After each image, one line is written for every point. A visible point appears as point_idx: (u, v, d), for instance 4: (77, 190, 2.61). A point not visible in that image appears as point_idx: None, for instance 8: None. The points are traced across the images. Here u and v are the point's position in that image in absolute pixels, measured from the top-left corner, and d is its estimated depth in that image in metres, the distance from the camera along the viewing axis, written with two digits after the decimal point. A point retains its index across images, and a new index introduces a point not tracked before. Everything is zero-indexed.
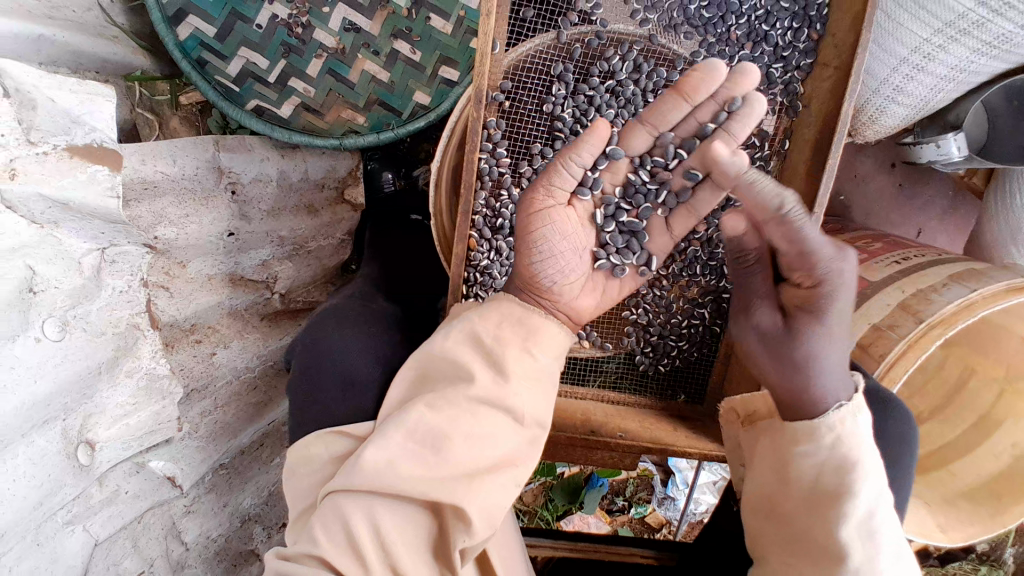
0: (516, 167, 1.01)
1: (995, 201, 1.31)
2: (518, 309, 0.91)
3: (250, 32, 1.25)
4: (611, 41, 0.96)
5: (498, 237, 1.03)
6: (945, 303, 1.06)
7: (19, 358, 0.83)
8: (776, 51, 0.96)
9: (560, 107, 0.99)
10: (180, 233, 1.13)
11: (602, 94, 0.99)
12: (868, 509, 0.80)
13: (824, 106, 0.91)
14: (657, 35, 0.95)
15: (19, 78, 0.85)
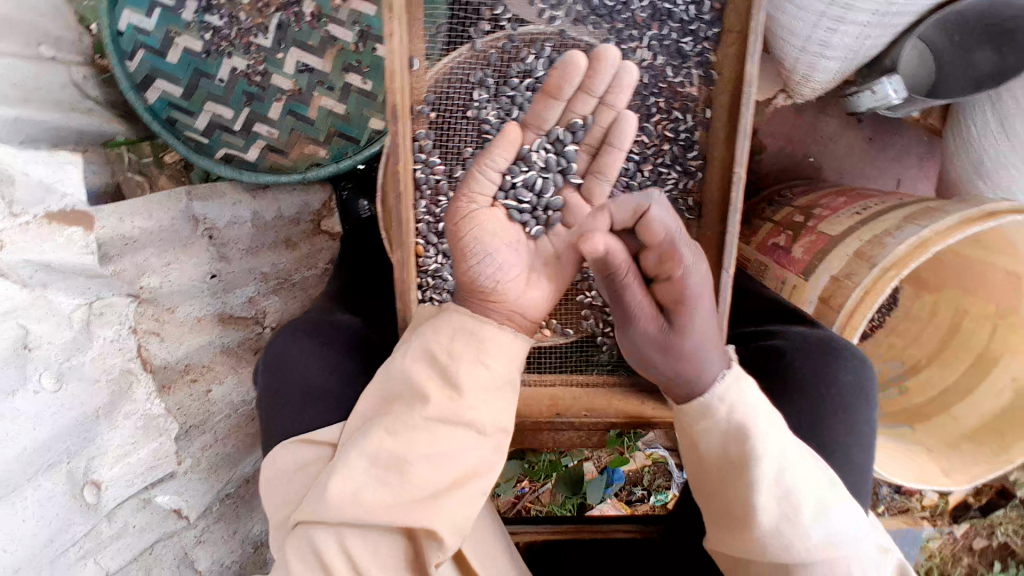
0: (451, 173, 1.07)
1: (952, 135, 1.31)
2: (469, 320, 0.90)
3: (213, 86, 1.35)
4: (525, 43, 1.03)
5: (443, 241, 1.08)
6: (896, 244, 1.08)
7: (23, 410, 0.92)
8: (683, 25, 1.01)
9: (485, 112, 1.05)
10: (165, 281, 1.22)
11: (523, 92, 1.04)
12: (785, 465, 0.78)
13: (733, 70, 0.96)
14: (566, 31, 1.02)
15: None
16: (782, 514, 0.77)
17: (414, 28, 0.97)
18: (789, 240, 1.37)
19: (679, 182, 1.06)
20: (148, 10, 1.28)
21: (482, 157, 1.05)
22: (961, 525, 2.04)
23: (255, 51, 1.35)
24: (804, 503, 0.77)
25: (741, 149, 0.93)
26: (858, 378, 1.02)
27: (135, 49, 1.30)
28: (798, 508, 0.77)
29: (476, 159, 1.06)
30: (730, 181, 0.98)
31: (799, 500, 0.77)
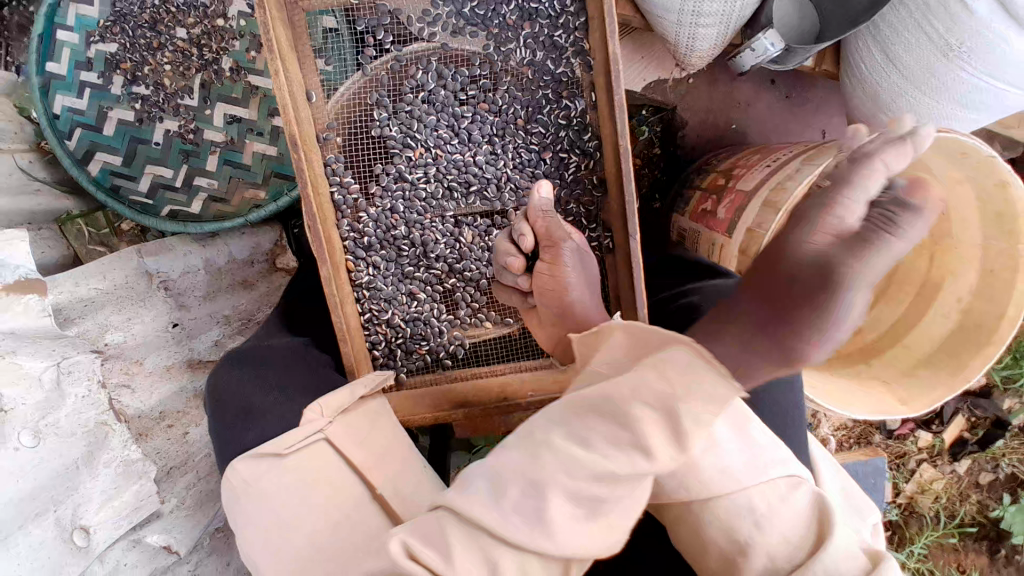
0: (367, 190, 1.14)
1: (849, 82, 1.35)
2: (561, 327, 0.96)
3: (150, 150, 1.45)
4: (412, 61, 1.12)
5: (371, 254, 1.15)
6: (796, 186, 1.13)
7: (5, 465, 1.00)
8: (552, 21, 1.09)
9: (388, 129, 1.13)
10: (126, 335, 1.29)
11: (419, 105, 1.12)
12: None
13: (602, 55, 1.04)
14: (447, 43, 1.10)
15: None
16: None
17: (307, 64, 1.05)
18: (715, 203, 1.41)
19: (580, 163, 1.14)
20: (77, 91, 1.40)
21: (393, 171, 1.13)
22: (962, 462, 2.03)
23: (184, 112, 1.45)
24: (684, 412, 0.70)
25: (620, 122, 1.01)
26: None
27: (73, 129, 1.41)
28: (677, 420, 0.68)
29: (388, 174, 1.14)
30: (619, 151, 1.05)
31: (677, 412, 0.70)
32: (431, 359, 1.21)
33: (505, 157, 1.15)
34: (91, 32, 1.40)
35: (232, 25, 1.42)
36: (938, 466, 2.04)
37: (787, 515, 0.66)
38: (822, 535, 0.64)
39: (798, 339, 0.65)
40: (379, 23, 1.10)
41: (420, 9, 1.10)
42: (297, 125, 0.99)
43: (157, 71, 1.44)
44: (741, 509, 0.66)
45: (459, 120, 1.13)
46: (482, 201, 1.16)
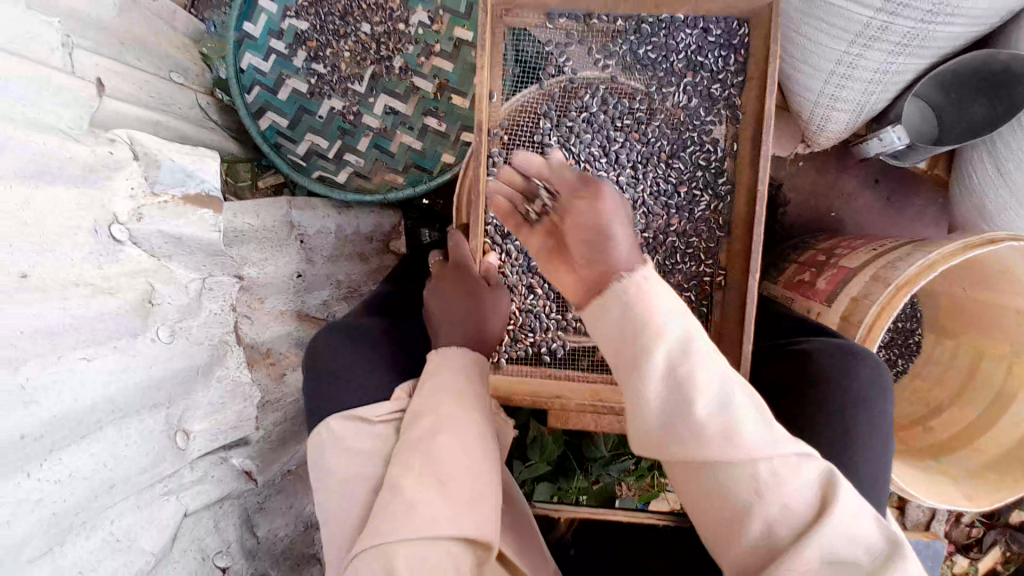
0: None
1: (957, 189, 1.48)
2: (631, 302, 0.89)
3: (314, 121, 1.63)
4: (583, 85, 1.28)
5: (507, 241, 1.28)
6: (907, 266, 1.21)
7: (145, 350, 1.09)
8: (713, 74, 1.23)
9: (548, 138, 1.27)
10: (260, 272, 1.41)
11: (580, 123, 1.27)
12: (703, 356, 0.71)
13: (754, 109, 1.16)
14: (617, 77, 1.27)
15: (147, 144, 1.15)
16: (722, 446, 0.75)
17: (495, 71, 1.21)
18: (813, 275, 1.50)
19: (711, 202, 1.25)
20: (264, 54, 1.59)
21: None
22: None
23: (350, 95, 1.63)
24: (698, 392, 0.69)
25: (761, 171, 1.10)
26: (875, 373, 1.15)
27: (253, 85, 1.59)
28: (697, 396, 0.69)
29: None
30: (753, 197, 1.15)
31: (683, 396, 0.69)
32: (533, 352, 1.29)
33: (644, 183, 1.28)
34: (288, 7, 1.59)
35: (411, 31, 1.60)
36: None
37: (864, 525, 0.72)
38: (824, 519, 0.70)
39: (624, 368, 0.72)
40: (566, 48, 1.25)
41: (600, 42, 1.25)
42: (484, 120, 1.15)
43: (336, 55, 1.62)
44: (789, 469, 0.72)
45: (611, 142, 1.27)
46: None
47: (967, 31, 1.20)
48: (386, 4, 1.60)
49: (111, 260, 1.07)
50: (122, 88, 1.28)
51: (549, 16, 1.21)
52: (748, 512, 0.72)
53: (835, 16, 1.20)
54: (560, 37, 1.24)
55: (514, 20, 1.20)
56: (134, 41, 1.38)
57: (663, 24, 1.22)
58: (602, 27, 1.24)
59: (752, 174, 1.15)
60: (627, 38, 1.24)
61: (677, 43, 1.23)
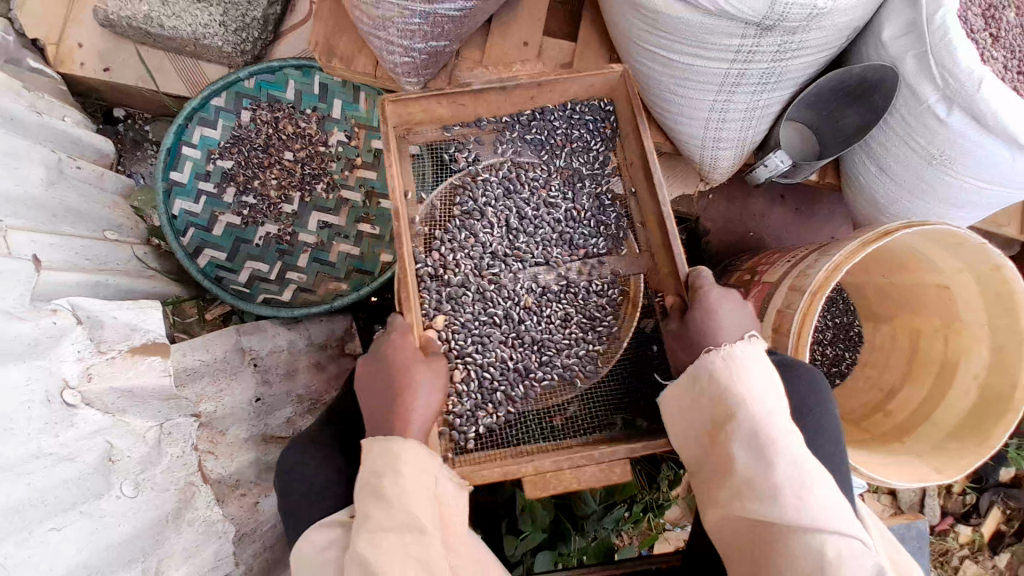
0: (444, 266, 1.34)
1: (849, 192, 1.61)
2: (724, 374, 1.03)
3: (251, 249, 1.70)
4: (486, 170, 1.40)
5: (444, 315, 1.31)
6: (817, 271, 1.30)
7: (109, 510, 1.10)
8: (590, 141, 1.40)
9: (458, 220, 1.37)
10: (217, 405, 1.43)
11: (489, 203, 1.38)
12: (777, 430, 0.97)
13: (638, 152, 1.32)
14: (512, 157, 1.40)
15: (90, 306, 1.20)
16: (794, 486, 0.92)
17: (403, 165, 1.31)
18: (743, 294, 1.58)
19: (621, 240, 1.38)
20: (194, 197, 1.68)
21: (467, 249, 1.35)
22: (1003, 556, 2.09)
23: (283, 218, 1.72)
24: (787, 458, 0.94)
25: (662, 196, 1.22)
26: (811, 379, 1.23)
27: (187, 228, 1.66)
28: (770, 446, 0.95)
29: (462, 252, 1.35)
30: (662, 224, 1.25)
31: (775, 455, 0.94)
32: (486, 430, 1.28)
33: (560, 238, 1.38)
34: (212, 150, 1.70)
35: (332, 150, 1.75)
36: (979, 561, 2.10)
37: None
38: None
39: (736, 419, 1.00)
40: (462, 144, 1.40)
41: (491, 137, 1.41)
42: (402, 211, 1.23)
43: (264, 185, 1.73)
44: (842, 548, 0.88)
45: (521, 211, 1.39)
46: (544, 274, 1.37)
47: (815, 60, 1.34)
48: (303, 131, 1.75)
49: (66, 427, 1.08)
50: (57, 257, 1.32)
51: (444, 127, 1.38)
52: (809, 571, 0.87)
53: (697, 73, 1.32)
54: (456, 140, 1.40)
55: (412, 131, 1.36)
56: (66, 211, 1.43)
57: (532, 115, 1.39)
58: (489, 125, 1.39)
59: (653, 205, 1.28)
60: (509, 126, 1.39)
61: (547, 125, 1.39)
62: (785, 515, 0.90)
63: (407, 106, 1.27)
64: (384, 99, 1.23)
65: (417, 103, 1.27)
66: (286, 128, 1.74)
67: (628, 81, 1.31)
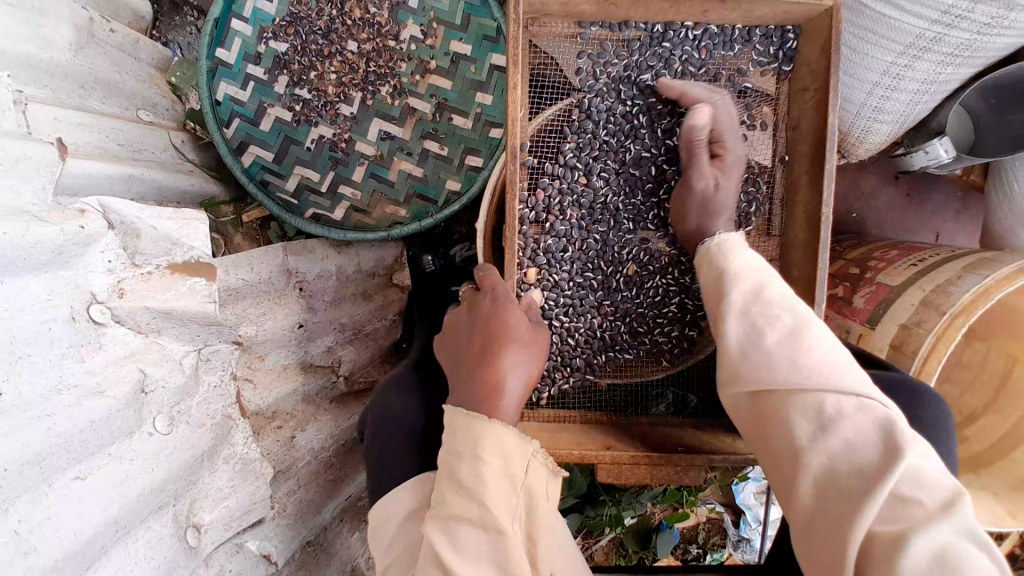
0: (547, 212, 1.13)
1: (995, 195, 1.39)
2: (747, 301, 0.87)
3: (302, 152, 1.49)
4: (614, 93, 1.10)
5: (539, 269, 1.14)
6: (961, 292, 1.13)
7: (139, 450, 0.99)
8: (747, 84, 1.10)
9: (571, 156, 1.11)
10: (259, 330, 1.29)
11: (609, 142, 1.12)
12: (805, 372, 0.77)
13: (812, 119, 1.03)
14: (650, 83, 1.10)
15: (123, 211, 1.00)
16: (824, 432, 0.73)
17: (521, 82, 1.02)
18: (849, 290, 1.42)
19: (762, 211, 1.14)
20: (240, 81, 1.45)
21: (576, 196, 1.13)
22: None
23: (340, 122, 1.49)
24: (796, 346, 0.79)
25: (827, 189, 0.98)
26: (938, 412, 1.08)
27: (231, 118, 1.45)
28: (798, 393, 0.77)
29: (569, 199, 1.13)
30: (819, 221, 1.01)
31: (767, 322, 0.83)
32: (560, 393, 1.19)
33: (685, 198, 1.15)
34: (265, 27, 1.44)
35: (402, 47, 1.47)
36: None
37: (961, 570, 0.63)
38: (896, 453, 0.68)
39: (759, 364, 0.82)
40: (594, 54, 1.08)
41: (633, 50, 1.08)
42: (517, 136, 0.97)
43: (321, 78, 1.48)
44: (855, 408, 0.73)
45: (646, 157, 1.13)
46: (658, 241, 1.16)
47: (1015, 43, 1.14)
48: (372, 19, 1.46)
49: (93, 348, 0.95)
50: (85, 141, 1.10)
51: (580, 24, 1.05)
52: (819, 439, 0.74)
53: (886, 28, 1.12)
54: (592, 46, 1.08)
55: (539, 30, 1.05)
56: (96, 82, 1.22)
57: (690, 32, 1.06)
58: (635, 35, 1.07)
59: (813, 192, 1.02)
60: (656, 42, 1.07)
61: (701, 53, 1.08)
62: (779, 380, 0.79)
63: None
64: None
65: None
66: (353, 12, 1.46)
67: (835, 23, 0.93)
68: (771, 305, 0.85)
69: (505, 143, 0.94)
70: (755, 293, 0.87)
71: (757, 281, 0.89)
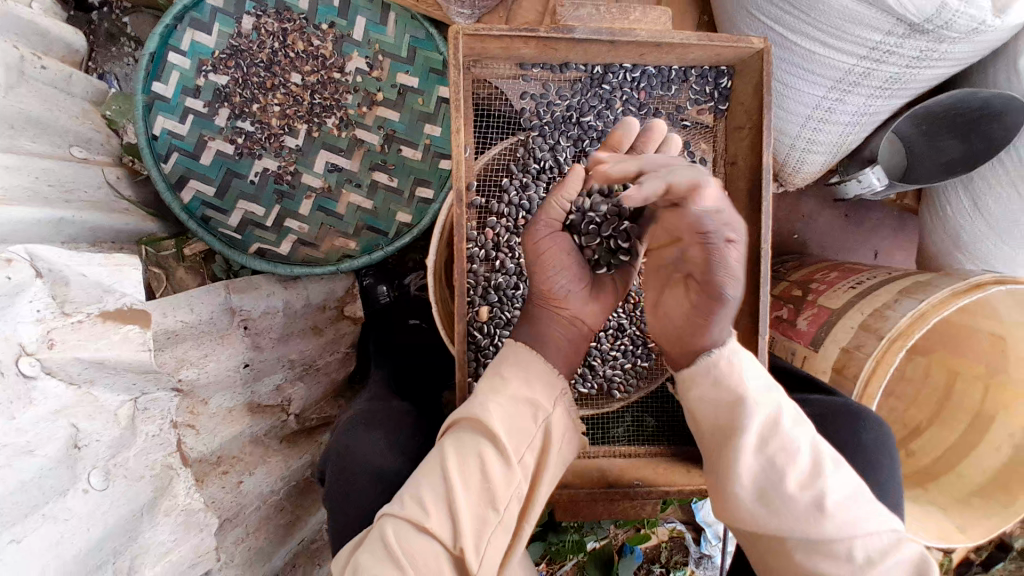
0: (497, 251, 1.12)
1: (930, 213, 1.45)
2: (754, 428, 0.80)
3: (246, 186, 1.45)
4: (558, 133, 1.11)
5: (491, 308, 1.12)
6: (899, 316, 1.17)
7: (74, 509, 0.94)
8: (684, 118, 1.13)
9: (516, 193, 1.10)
10: (202, 372, 1.24)
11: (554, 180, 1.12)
12: (828, 516, 0.74)
13: (748, 154, 1.05)
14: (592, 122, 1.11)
15: (53, 260, 0.95)
16: None
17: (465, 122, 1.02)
18: (792, 312, 1.46)
19: None
20: (180, 115, 1.41)
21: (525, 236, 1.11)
22: None
23: (286, 154, 1.47)
24: (811, 493, 0.75)
25: (763, 227, 1.01)
26: (880, 437, 1.11)
27: (170, 152, 1.40)
28: (822, 546, 0.74)
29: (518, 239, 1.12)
30: (757, 256, 1.04)
31: (789, 459, 0.77)
32: None
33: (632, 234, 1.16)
34: (203, 59, 1.42)
35: (348, 79, 1.46)
36: None
37: None
38: None
39: (772, 506, 0.76)
40: (534, 95, 1.09)
41: (573, 90, 1.09)
42: (462, 177, 0.98)
43: (264, 110, 1.46)
44: (880, 552, 0.73)
45: None
46: None
47: (943, 74, 1.17)
48: (317, 51, 1.45)
49: (24, 405, 0.89)
50: (12, 183, 1.05)
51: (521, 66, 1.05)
52: None
53: (817, 63, 1.15)
54: (535, 87, 1.09)
55: (481, 72, 1.04)
56: (26, 120, 1.17)
57: (629, 73, 1.08)
58: (575, 75, 1.08)
59: (752, 227, 1.05)
60: (596, 83, 1.08)
61: (638, 93, 1.10)
62: (796, 526, 0.75)
63: (483, 42, 0.94)
64: (457, 31, 0.90)
65: (498, 40, 0.94)
66: (295, 44, 1.44)
67: (764, 64, 0.98)
68: (782, 438, 0.79)
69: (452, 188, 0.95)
70: (763, 417, 0.81)
71: (765, 403, 0.82)
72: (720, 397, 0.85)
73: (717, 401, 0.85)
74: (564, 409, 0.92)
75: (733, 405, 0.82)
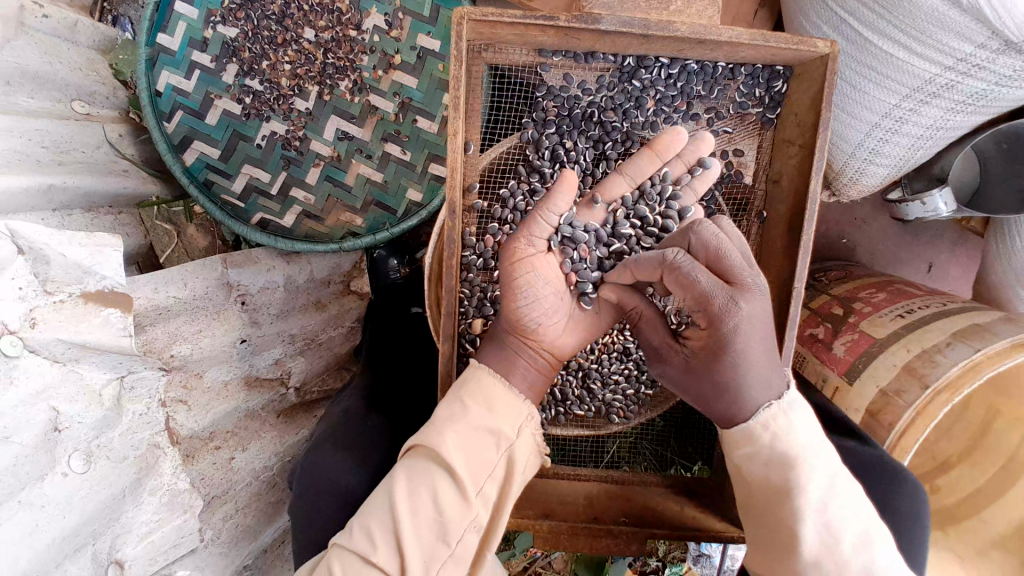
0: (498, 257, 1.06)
1: (995, 238, 1.27)
2: (803, 486, 0.74)
3: (252, 149, 1.37)
4: (573, 130, 1.03)
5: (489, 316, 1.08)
6: (949, 366, 1.04)
7: (50, 496, 0.83)
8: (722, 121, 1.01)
9: (519, 198, 1.03)
10: (195, 348, 1.18)
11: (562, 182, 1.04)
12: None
13: (795, 176, 0.92)
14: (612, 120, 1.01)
15: (31, 236, 0.83)
16: None
17: (472, 116, 0.96)
18: (828, 333, 1.33)
19: None
20: (185, 70, 1.31)
21: None
22: None
23: (295, 117, 1.36)
24: (862, 566, 0.72)
25: (798, 265, 0.90)
26: (906, 501, 1.01)
27: (174, 110, 1.32)
28: None
29: None
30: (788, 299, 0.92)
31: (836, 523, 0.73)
32: None
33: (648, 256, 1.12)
34: (212, 9, 1.31)
35: (364, 38, 1.33)
36: None
37: None
38: None
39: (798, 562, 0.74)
40: (544, 86, 1.01)
41: (600, 81, 1.00)
42: (461, 181, 0.88)
43: (274, 68, 1.34)
44: None
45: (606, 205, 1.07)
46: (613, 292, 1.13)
47: None
48: (332, 5, 1.31)
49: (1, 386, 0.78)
50: None
51: (540, 53, 0.94)
52: None
53: (892, 67, 1.03)
54: (557, 79, 1.00)
55: (496, 56, 0.93)
56: (22, 76, 1.09)
57: (667, 69, 0.96)
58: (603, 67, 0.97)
59: (787, 258, 0.93)
60: (627, 77, 0.97)
61: (675, 93, 0.99)
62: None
63: (494, 28, 0.82)
64: (463, 16, 0.79)
65: (511, 26, 0.81)
66: None
67: (830, 73, 0.82)
68: (834, 500, 0.74)
69: (447, 199, 0.86)
70: (814, 475, 0.75)
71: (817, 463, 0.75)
72: (769, 446, 0.77)
73: (772, 451, 0.77)
74: (529, 436, 0.83)
75: (791, 460, 0.76)
